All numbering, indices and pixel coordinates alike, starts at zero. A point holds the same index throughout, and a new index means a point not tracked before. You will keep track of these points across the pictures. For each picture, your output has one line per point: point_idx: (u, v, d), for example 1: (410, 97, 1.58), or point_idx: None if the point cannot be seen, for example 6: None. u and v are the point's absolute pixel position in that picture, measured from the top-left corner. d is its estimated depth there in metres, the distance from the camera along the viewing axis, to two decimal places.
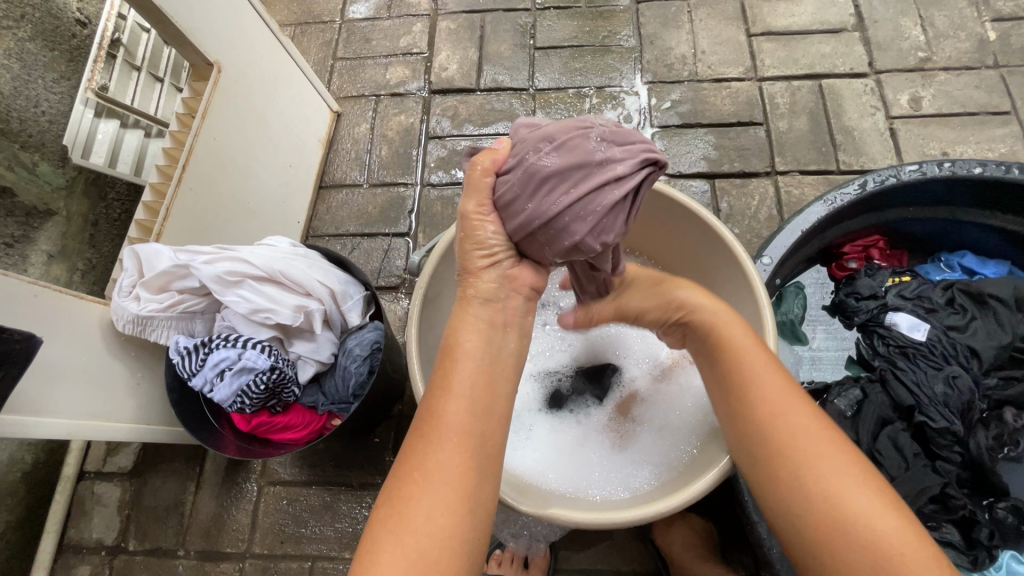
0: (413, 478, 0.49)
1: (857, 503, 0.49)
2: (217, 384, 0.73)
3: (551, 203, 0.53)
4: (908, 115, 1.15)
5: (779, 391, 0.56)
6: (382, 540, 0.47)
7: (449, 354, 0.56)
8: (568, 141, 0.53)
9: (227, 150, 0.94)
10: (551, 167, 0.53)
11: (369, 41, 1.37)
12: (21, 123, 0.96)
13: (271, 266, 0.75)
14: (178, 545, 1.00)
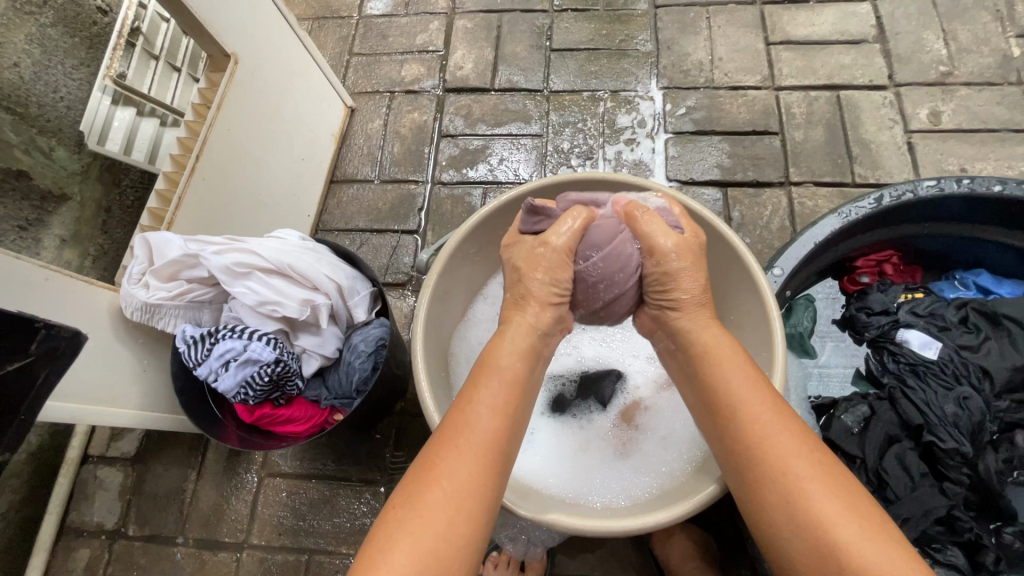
0: (425, 483, 0.51)
1: (837, 533, 0.47)
2: (222, 374, 0.73)
3: (598, 299, 0.71)
4: (928, 129, 1.13)
5: (765, 410, 0.55)
6: (390, 537, 0.48)
7: (483, 370, 0.59)
8: (612, 253, 0.68)
9: (241, 143, 0.95)
10: (597, 276, 0.69)
11: (386, 38, 1.38)
12: (40, 108, 0.97)
13: (280, 258, 0.75)
14: (178, 532, 1.01)
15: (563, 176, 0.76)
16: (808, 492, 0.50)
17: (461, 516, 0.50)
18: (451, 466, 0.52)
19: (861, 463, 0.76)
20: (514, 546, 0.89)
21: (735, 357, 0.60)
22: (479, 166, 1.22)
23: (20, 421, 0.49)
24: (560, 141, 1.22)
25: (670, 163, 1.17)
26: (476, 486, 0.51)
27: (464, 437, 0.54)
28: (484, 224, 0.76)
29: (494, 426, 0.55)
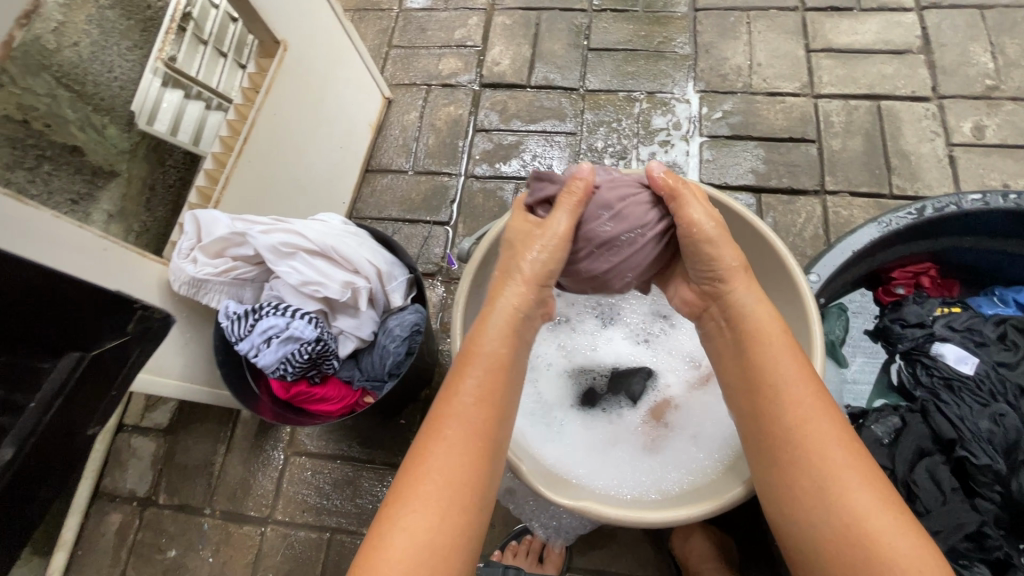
0: (421, 476, 0.52)
1: (869, 525, 0.49)
2: (263, 350, 0.75)
3: (602, 264, 0.70)
4: (970, 143, 1.11)
5: (803, 399, 0.55)
6: (392, 534, 0.50)
7: (469, 355, 0.60)
8: (621, 213, 0.69)
9: (286, 128, 0.98)
10: (607, 235, 0.69)
11: (424, 31, 1.39)
12: (95, 87, 1.00)
13: (324, 240, 0.78)
14: (205, 503, 1.04)
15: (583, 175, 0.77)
16: (841, 486, 0.51)
17: (458, 506, 0.52)
18: (443, 455, 0.53)
19: (890, 475, 0.76)
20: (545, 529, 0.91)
21: (780, 339, 0.59)
22: (512, 161, 1.23)
23: (115, 394, 0.56)
24: (594, 140, 1.22)
25: (704, 166, 1.17)
26: (470, 473, 0.53)
27: (453, 425, 0.55)
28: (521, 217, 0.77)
29: (480, 410, 0.56)
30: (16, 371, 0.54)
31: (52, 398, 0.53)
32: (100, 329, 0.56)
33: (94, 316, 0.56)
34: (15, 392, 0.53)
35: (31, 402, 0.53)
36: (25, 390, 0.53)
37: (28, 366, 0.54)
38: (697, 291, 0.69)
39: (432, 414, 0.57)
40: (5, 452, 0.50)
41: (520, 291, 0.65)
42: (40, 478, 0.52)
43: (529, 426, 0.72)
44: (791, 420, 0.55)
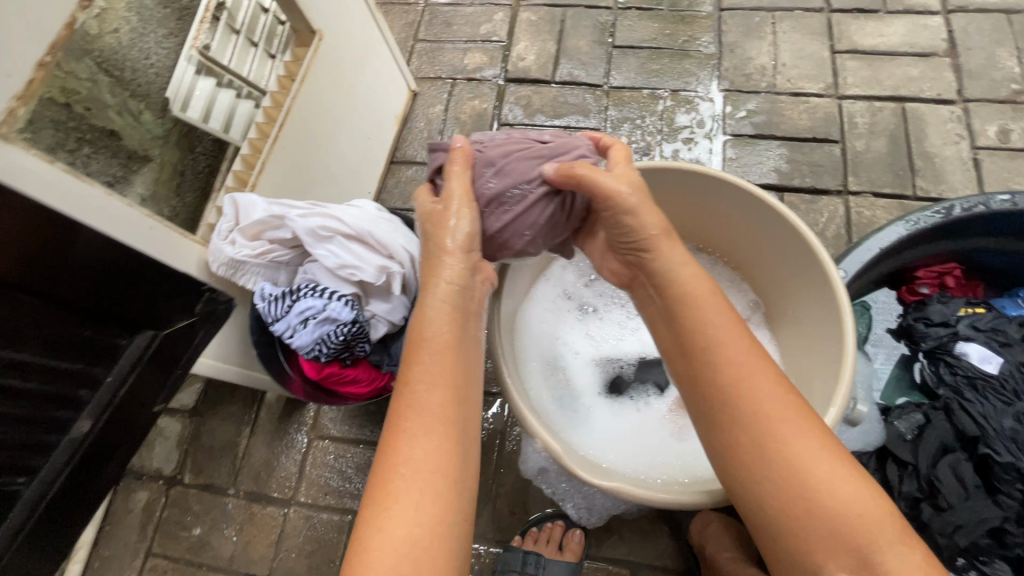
0: (392, 470, 0.53)
1: (813, 476, 0.52)
2: (299, 330, 0.77)
3: (496, 222, 0.66)
4: (995, 147, 1.12)
5: (739, 376, 0.56)
6: (371, 536, 0.50)
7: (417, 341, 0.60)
8: (506, 167, 0.66)
9: (318, 117, 1.00)
10: (493, 190, 0.65)
11: (450, 26, 1.41)
12: (133, 73, 1.01)
13: (360, 226, 0.80)
14: (230, 483, 1.06)
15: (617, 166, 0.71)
16: (788, 447, 0.53)
17: (436, 493, 0.52)
18: (411, 445, 0.54)
19: (913, 469, 0.77)
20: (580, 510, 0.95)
21: (711, 307, 0.60)
22: None
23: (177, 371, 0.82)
24: (617, 136, 1.24)
25: (727, 164, 1.18)
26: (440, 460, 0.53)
27: (413, 414, 0.55)
28: None
29: (438, 394, 0.56)
30: (96, 350, 0.75)
31: (126, 375, 0.79)
32: (168, 318, 0.78)
33: (164, 310, 0.77)
34: (94, 366, 0.76)
35: (109, 375, 0.78)
36: (102, 366, 0.77)
37: (106, 347, 0.76)
38: (623, 262, 0.69)
39: (392, 406, 0.57)
40: (86, 422, 0.76)
41: (453, 265, 0.63)
42: (122, 427, 0.81)
43: (559, 413, 0.74)
44: (731, 388, 0.56)
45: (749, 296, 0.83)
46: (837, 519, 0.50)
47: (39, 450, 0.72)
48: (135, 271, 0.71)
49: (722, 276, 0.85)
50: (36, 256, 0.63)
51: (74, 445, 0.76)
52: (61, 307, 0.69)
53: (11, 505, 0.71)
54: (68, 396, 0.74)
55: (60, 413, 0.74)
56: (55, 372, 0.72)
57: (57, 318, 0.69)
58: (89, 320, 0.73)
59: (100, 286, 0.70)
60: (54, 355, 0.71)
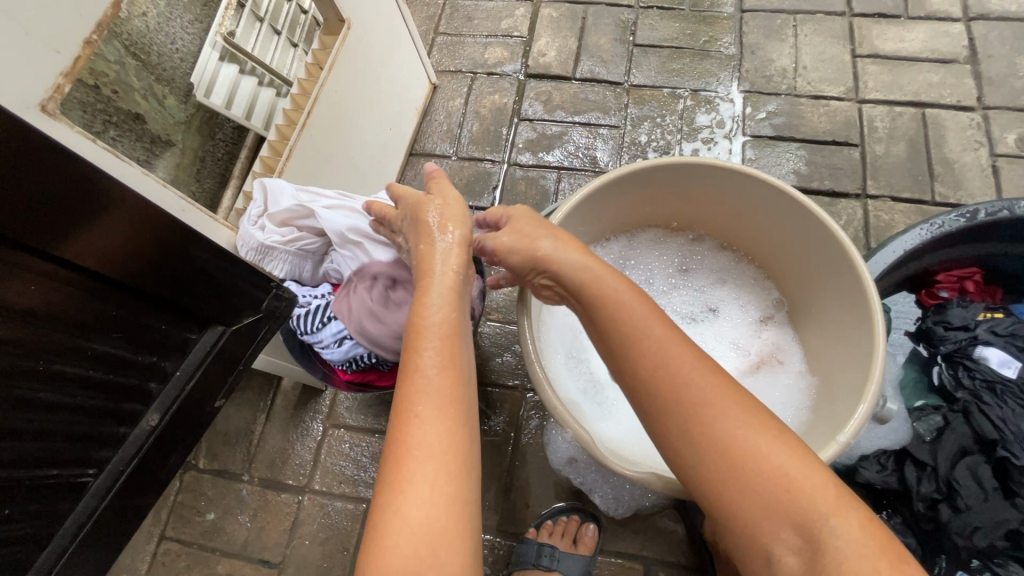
0: (398, 453, 0.50)
1: (750, 455, 0.49)
2: (332, 346, 0.81)
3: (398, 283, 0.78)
4: (1014, 154, 1.12)
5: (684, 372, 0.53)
6: (386, 525, 0.47)
7: (413, 331, 0.57)
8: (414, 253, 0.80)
9: (344, 106, 1.00)
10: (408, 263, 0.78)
11: (471, 20, 1.41)
12: (159, 57, 1.01)
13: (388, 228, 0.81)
14: (244, 469, 1.06)
15: (648, 162, 0.72)
16: (728, 425, 0.51)
17: (443, 475, 0.49)
18: (415, 425, 0.51)
19: (931, 471, 0.78)
20: (606, 501, 0.96)
21: (630, 300, 0.58)
22: (555, 151, 1.25)
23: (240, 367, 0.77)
24: (637, 133, 1.24)
25: (746, 165, 1.18)
26: (445, 444, 0.51)
27: (414, 393, 0.52)
28: (584, 204, 0.73)
29: (438, 385, 0.54)
30: (168, 342, 0.68)
31: (194, 370, 0.71)
32: (238, 313, 0.74)
33: (238, 304, 0.73)
34: (163, 360, 0.69)
35: (177, 369, 0.71)
36: (171, 360, 0.70)
37: (177, 339, 0.70)
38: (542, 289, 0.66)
39: (395, 401, 0.53)
40: (154, 415, 0.69)
41: (450, 252, 0.62)
42: (184, 426, 0.72)
43: (586, 402, 0.76)
44: (664, 377, 0.54)
45: (773, 295, 0.84)
46: (782, 496, 0.48)
47: (105, 442, 0.64)
48: (216, 264, 0.67)
49: (748, 275, 0.86)
50: (132, 247, 0.58)
51: (139, 443, 0.67)
52: (144, 301, 0.64)
53: (78, 496, 0.62)
54: (137, 389, 0.67)
55: (127, 406, 0.66)
56: (129, 365, 0.65)
57: (133, 309, 0.63)
58: (166, 313, 0.67)
59: (184, 279, 0.65)
60: (130, 347, 0.64)
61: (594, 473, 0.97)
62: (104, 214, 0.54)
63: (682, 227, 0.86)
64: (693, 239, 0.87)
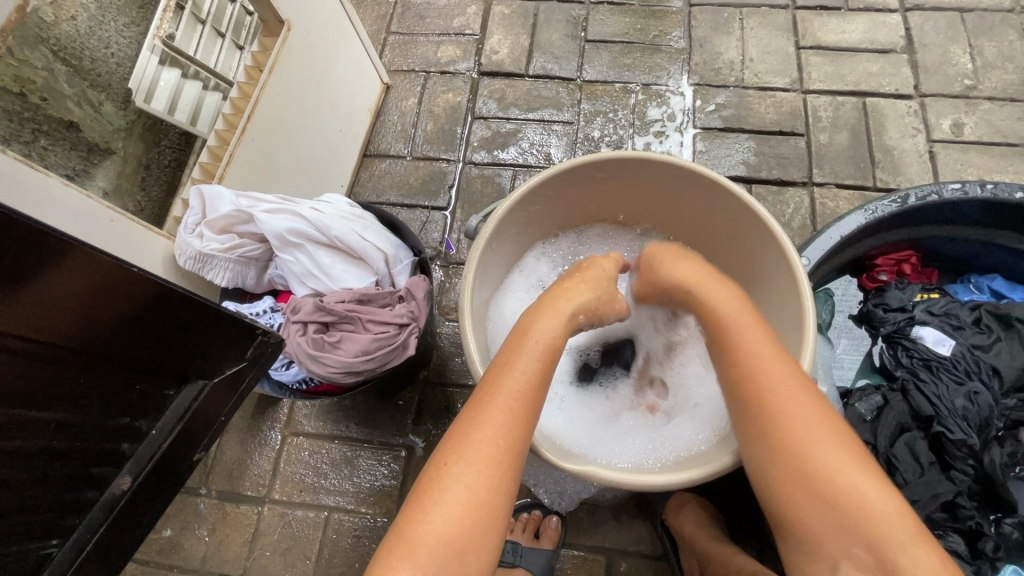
0: (472, 438, 0.51)
1: (834, 474, 0.53)
2: (282, 370, 0.82)
3: (341, 307, 0.76)
4: (949, 140, 1.16)
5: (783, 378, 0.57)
6: (430, 486, 0.50)
7: (521, 336, 0.58)
8: (368, 296, 0.77)
9: (287, 109, 0.98)
10: (360, 299, 0.77)
11: (423, 18, 1.40)
12: (92, 62, 0.95)
13: (330, 231, 0.78)
14: (201, 483, 1.04)
15: (584, 159, 0.71)
16: (811, 447, 0.54)
17: (506, 467, 0.50)
18: (498, 417, 0.52)
19: (873, 449, 0.81)
20: (547, 496, 0.96)
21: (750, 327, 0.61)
22: (510, 148, 1.25)
23: (223, 419, 0.75)
24: (591, 129, 1.25)
25: (697, 157, 1.20)
26: (523, 436, 0.52)
27: (507, 391, 0.53)
28: (524, 201, 0.73)
29: (533, 388, 0.54)
30: (143, 402, 0.67)
31: (170, 428, 0.70)
32: (219, 365, 0.72)
33: (217, 354, 0.71)
34: (140, 419, 0.67)
35: (152, 428, 0.69)
36: (147, 418, 0.68)
37: (153, 398, 0.68)
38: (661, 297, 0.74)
39: (486, 383, 0.55)
40: (127, 478, 0.67)
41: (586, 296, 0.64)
42: (160, 486, 0.70)
43: None
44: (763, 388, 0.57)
45: None
46: (846, 510, 0.52)
47: (75, 510, 0.62)
48: (192, 316, 0.66)
49: None
50: (95, 312, 0.57)
51: (111, 505, 0.65)
52: (115, 365, 0.62)
53: (42, 569, 0.60)
54: (108, 452, 0.65)
55: (99, 471, 0.64)
56: (99, 429, 0.63)
57: (106, 376, 0.62)
58: (140, 374, 0.65)
59: (153, 338, 0.64)
60: (99, 411, 0.62)
61: (541, 471, 0.96)
62: (58, 274, 0.53)
63: (629, 221, 0.87)
64: (642, 232, 0.88)
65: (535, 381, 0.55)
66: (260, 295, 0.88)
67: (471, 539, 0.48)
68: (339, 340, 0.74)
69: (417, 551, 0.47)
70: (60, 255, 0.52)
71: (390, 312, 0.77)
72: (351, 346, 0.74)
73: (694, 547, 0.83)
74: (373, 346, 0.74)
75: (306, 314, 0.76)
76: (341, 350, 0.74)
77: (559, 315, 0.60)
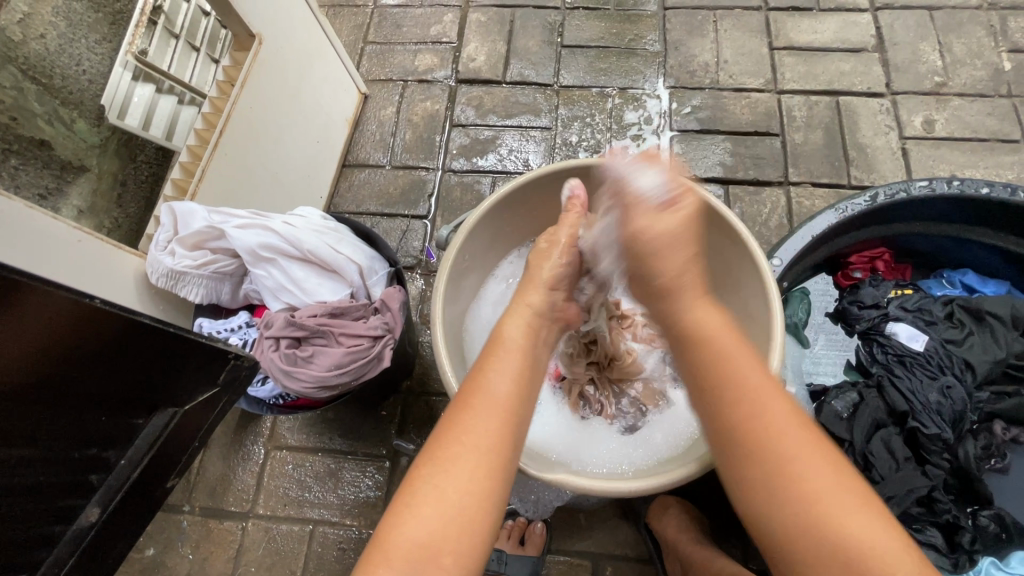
0: (447, 444, 0.51)
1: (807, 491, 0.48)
2: (258, 385, 0.82)
3: (313, 322, 0.76)
4: (921, 136, 1.18)
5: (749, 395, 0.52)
6: (417, 492, 0.49)
7: (498, 341, 0.60)
8: (340, 309, 0.77)
9: (260, 123, 0.98)
10: (332, 313, 0.77)
11: (400, 27, 1.40)
12: (63, 80, 0.93)
13: (301, 244, 0.79)
14: (184, 500, 1.03)
15: (551, 168, 0.74)
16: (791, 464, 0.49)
17: (484, 472, 0.50)
18: (475, 423, 0.52)
19: (850, 446, 0.81)
20: (525, 507, 0.95)
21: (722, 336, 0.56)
22: (488, 155, 1.25)
23: (196, 444, 0.74)
24: (568, 134, 1.25)
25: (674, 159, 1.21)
26: (506, 443, 0.52)
27: (483, 399, 0.54)
28: (496, 210, 0.75)
29: (513, 392, 0.55)
30: (111, 433, 0.65)
31: (141, 457, 0.69)
32: (191, 392, 0.72)
33: (189, 382, 0.71)
34: (107, 449, 0.66)
35: (121, 458, 0.67)
36: (116, 448, 0.67)
37: (122, 428, 0.67)
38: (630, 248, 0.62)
39: (469, 386, 0.55)
40: (95, 510, 0.65)
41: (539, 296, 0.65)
42: (130, 517, 0.69)
43: None
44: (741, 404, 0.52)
45: None
46: (838, 540, 0.46)
47: (41, 543, 0.60)
48: (162, 347, 0.66)
49: None
50: (65, 343, 0.57)
51: (78, 539, 0.64)
52: (84, 394, 0.61)
53: None
54: (74, 484, 0.63)
55: (67, 503, 0.62)
56: (67, 462, 0.61)
57: (75, 407, 0.60)
58: (108, 404, 0.64)
59: (125, 365, 0.64)
60: (68, 444, 0.61)
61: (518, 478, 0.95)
62: (25, 310, 0.52)
63: None
64: None
65: (512, 389, 0.55)
66: (236, 310, 0.88)
67: (448, 545, 0.47)
68: (310, 357, 0.74)
69: (393, 552, 0.47)
70: (25, 293, 0.52)
71: (364, 325, 0.77)
72: (323, 361, 0.74)
73: (676, 551, 0.84)
74: (346, 359, 0.74)
75: (278, 330, 0.76)
76: (314, 365, 0.74)
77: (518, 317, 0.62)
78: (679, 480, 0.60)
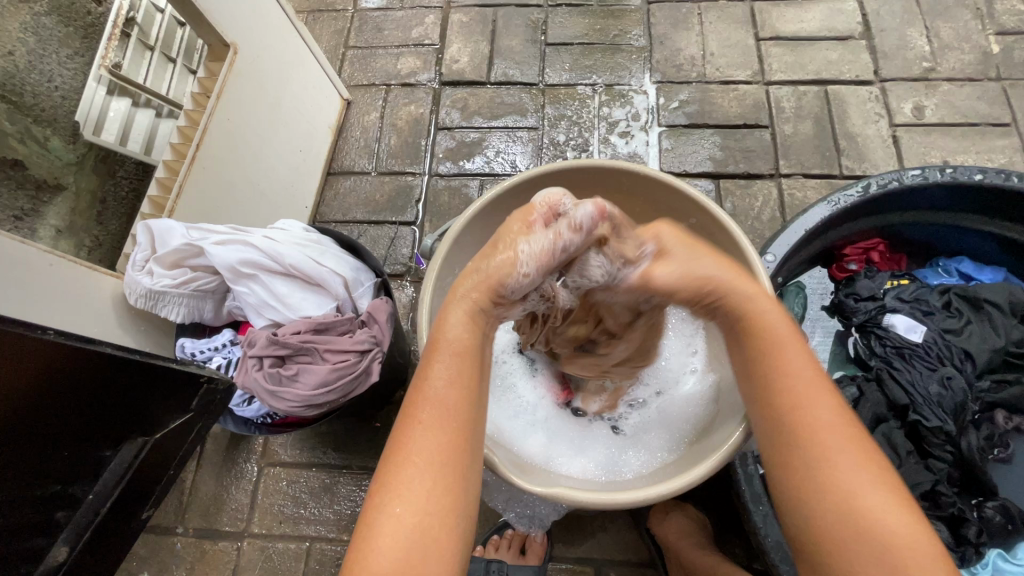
0: (399, 465, 0.50)
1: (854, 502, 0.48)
2: (244, 406, 0.82)
3: (298, 338, 0.74)
4: (912, 123, 1.17)
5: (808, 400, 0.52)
6: (380, 518, 0.48)
7: (434, 345, 0.55)
8: (325, 325, 0.76)
9: (239, 135, 0.96)
10: (319, 328, 0.76)
11: (381, 31, 1.38)
12: (34, 97, 0.89)
13: (284, 259, 0.77)
14: (177, 522, 1.01)
15: (537, 171, 0.73)
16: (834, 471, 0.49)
17: (441, 486, 0.49)
18: (420, 438, 0.50)
19: None
20: (518, 522, 0.89)
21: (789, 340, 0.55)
22: (475, 158, 1.23)
23: (170, 472, 0.74)
24: (555, 133, 1.24)
25: (664, 156, 1.19)
26: (455, 452, 0.51)
27: (428, 408, 0.52)
28: (482, 215, 0.73)
29: (455, 398, 0.52)
30: (75, 467, 0.64)
31: (110, 489, 0.68)
32: (160, 420, 0.72)
33: (157, 411, 0.71)
34: (73, 485, 0.64)
35: (89, 493, 0.66)
36: (81, 483, 0.65)
37: (88, 461, 0.65)
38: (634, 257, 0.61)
39: (410, 399, 0.53)
40: (62, 549, 0.63)
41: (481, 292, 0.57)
42: (96, 553, 0.68)
43: (512, 424, 0.76)
44: (788, 405, 0.53)
45: None
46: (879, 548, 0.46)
47: None
48: (129, 377, 0.66)
49: None
50: (25, 381, 0.56)
51: None
52: (47, 429, 0.60)
53: None
54: (40, 523, 0.61)
55: (33, 544, 0.60)
56: (30, 501, 0.59)
57: (37, 444, 0.59)
58: (71, 439, 0.62)
59: (90, 397, 0.63)
60: (30, 483, 0.59)
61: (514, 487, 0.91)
62: None
63: None
64: None
65: (456, 395, 0.53)
66: (220, 328, 0.86)
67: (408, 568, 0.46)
68: (297, 373, 0.73)
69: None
70: None
71: (350, 340, 0.75)
72: (309, 378, 0.72)
73: (678, 557, 0.82)
74: (332, 377, 0.72)
75: (259, 346, 0.74)
76: (300, 381, 0.72)
77: (465, 314, 0.56)
78: (671, 491, 0.58)
